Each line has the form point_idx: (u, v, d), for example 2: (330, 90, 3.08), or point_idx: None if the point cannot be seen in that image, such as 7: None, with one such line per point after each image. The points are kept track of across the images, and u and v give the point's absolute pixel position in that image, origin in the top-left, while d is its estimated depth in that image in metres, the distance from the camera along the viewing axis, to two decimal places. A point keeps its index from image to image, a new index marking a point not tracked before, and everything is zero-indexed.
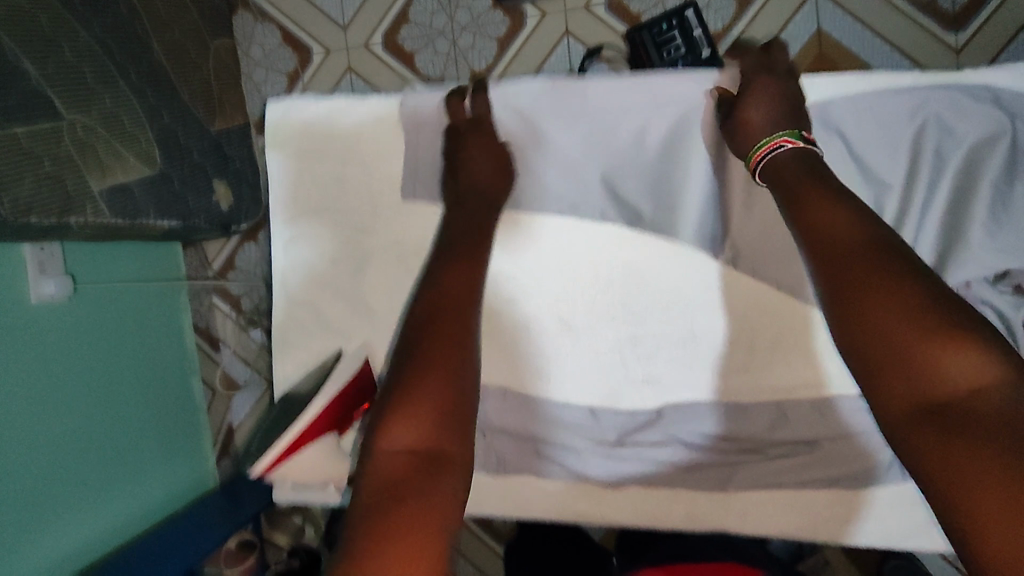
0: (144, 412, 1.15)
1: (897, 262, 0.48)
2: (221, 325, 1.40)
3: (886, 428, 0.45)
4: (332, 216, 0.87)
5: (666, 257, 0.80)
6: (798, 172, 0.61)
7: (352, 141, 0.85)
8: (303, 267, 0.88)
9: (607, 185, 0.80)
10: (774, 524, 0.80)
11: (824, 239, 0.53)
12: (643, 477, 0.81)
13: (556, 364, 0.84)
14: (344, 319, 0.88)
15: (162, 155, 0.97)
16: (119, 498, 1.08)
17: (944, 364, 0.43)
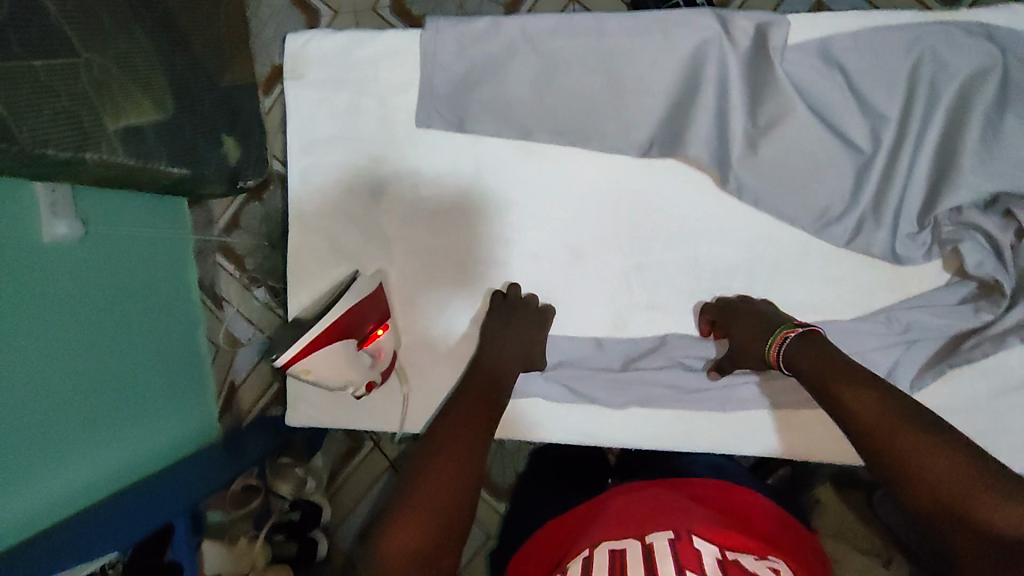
0: (153, 360, 1.17)
1: (917, 422, 0.56)
2: (225, 284, 1.38)
3: None
4: (347, 146, 0.89)
5: (675, 185, 0.84)
6: (816, 363, 0.67)
7: (369, 72, 0.87)
8: (319, 195, 0.91)
9: (619, 119, 0.81)
10: (771, 443, 0.85)
11: (865, 426, 0.59)
12: (647, 400, 0.86)
13: (563, 292, 0.87)
14: (358, 246, 0.90)
15: (173, 103, 1.00)
16: (129, 438, 1.08)
17: (989, 511, 0.48)
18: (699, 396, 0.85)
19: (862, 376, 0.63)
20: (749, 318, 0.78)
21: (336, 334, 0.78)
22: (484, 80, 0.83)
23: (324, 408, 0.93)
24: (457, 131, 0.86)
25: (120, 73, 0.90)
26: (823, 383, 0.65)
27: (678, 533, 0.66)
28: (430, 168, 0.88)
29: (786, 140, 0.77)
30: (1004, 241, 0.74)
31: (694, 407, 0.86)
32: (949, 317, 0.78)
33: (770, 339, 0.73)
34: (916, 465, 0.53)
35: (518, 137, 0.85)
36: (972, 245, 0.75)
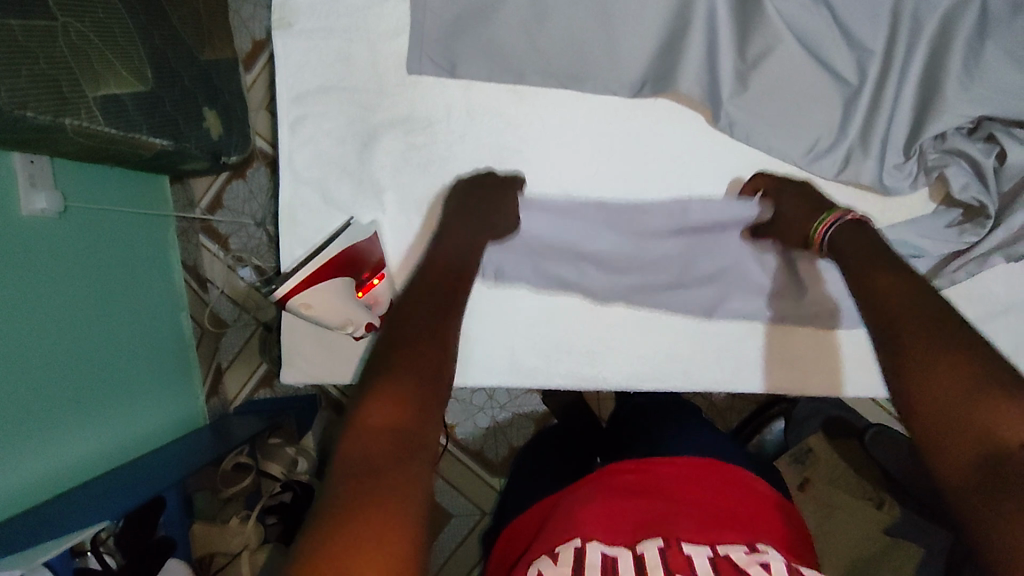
0: (137, 335, 1.14)
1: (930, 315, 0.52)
2: (210, 265, 1.36)
3: (951, 485, 0.46)
4: (339, 95, 0.89)
5: (671, 123, 0.86)
6: (867, 245, 0.63)
7: (361, 19, 0.88)
8: (310, 147, 0.90)
9: (609, 60, 0.82)
10: (767, 378, 0.91)
11: (882, 309, 0.56)
12: (647, 288, 0.89)
13: (562, 234, 0.87)
14: (351, 197, 0.90)
15: (153, 74, 0.97)
16: (113, 420, 1.05)
17: (993, 420, 0.45)
18: (674, 325, 0.90)
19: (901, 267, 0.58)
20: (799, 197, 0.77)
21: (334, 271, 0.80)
22: (473, 24, 0.82)
23: (319, 365, 0.92)
24: (448, 76, 0.86)
25: (99, 41, 0.87)
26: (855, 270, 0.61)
27: (669, 542, 0.61)
28: (423, 115, 0.88)
29: (774, 79, 0.79)
30: (988, 165, 0.78)
31: (672, 337, 0.91)
32: (937, 240, 0.82)
33: (825, 215, 0.70)
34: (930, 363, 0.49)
35: (511, 83, 0.85)
36: (958, 170, 0.79)
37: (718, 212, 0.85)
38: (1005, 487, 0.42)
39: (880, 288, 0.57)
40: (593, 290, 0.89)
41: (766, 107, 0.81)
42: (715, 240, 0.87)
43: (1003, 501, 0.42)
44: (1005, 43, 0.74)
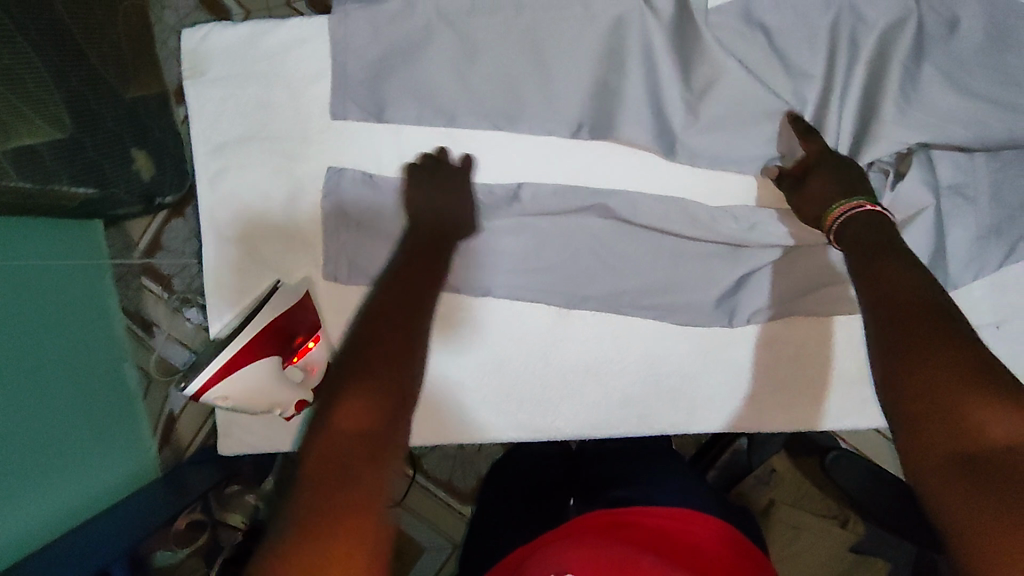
0: (93, 385, 1.05)
1: (927, 312, 0.51)
2: (152, 308, 1.18)
3: (919, 474, 0.46)
4: (261, 145, 0.83)
5: (614, 155, 0.81)
6: (870, 236, 0.61)
7: (278, 64, 0.82)
8: (232, 203, 0.84)
9: (546, 96, 0.78)
10: (732, 419, 0.85)
11: (886, 299, 0.54)
12: (499, 277, 0.82)
13: (497, 271, 0.82)
14: (280, 253, 0.85)
15: (72, 120, 0.87)
16: (55, 485, 0.92)
17: (984, 419, 0.44)
18: (637, 369, 0.84)
19: (905, 257, 0.57)
20: (833, 174, 0.69)
21: (252, 355, 0.73)
22: (403, 64, 0.78)
23: (259, 431, 0.86)
24: (375, 120, 0.81)
25: (6, 90, 0.75)
26: (866, 254, 0.59)
27: None
28: (353, 162, 0.83)
29: (715, 112, 0.77)
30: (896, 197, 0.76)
31: (633, 382, 0.85)
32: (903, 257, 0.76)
33: (837, 204, 0.66)
34: (928, 357, 0.48)
35: (441, 126, 0.81)
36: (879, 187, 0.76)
37: (560, 196, 0.81)
38: (974, 478, 0.43)
39: (879, 280, 0.56)
40: (544, 337, 0.84)
41: (706, 143, 0.78)
42: (561, 223, 0.82)
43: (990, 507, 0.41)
44: (938, 64, 0.74)
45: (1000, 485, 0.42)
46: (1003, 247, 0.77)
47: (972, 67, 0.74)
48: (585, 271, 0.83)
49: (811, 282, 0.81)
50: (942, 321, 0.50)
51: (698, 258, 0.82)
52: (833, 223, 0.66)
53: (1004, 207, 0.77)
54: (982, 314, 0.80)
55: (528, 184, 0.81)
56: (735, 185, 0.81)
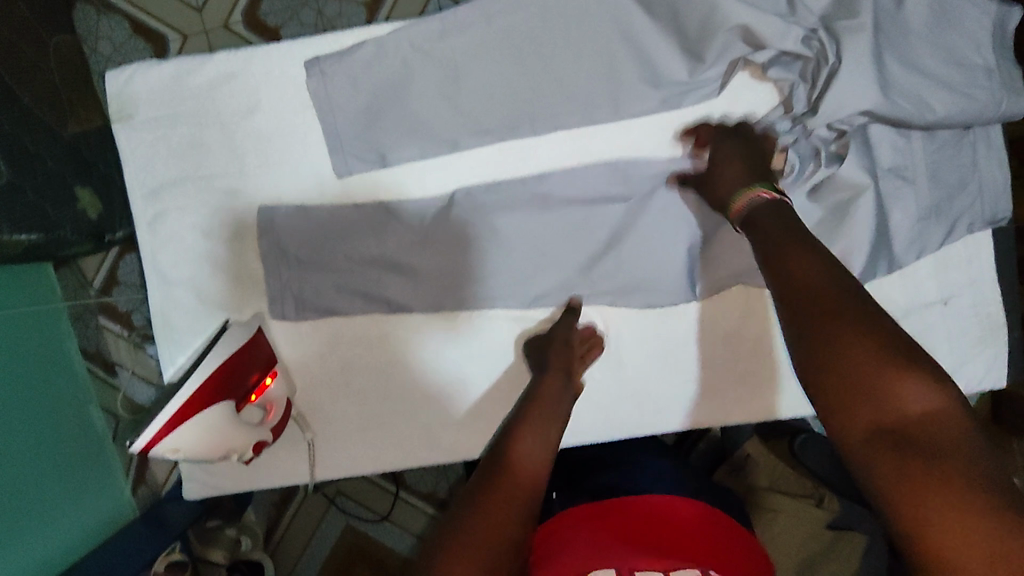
0: (64, 413, 0.99)
1: (833, 285, 0.50)
2: (114, 346, 1.13)
3: (850, 452, 0.46)
4: (198, 185, 0.82)
5: (561, 156, 0.81)
6: (774, 223, 0.58)
7: (208, 99, 0.80)
8: (175, 244, 0.83)
9: (480, 113, 0.79)
10: (694, 414, 0.86)
11: (787, 280, 0.52)
12: (456, 291, 0.82)
13: (446, 294, 0.82)
14: (226, 291, 0.83)
15: (8, 164, 0.82)
16: (26, 538, 0.85)
17: (902, 395, 0.44)
18: (604, 378, 0.85)
19: (802, 237, 0.55)
20: (744, 148, 0.71)
21: (207, 399, 0.70)
22: (335, 92, 0.78)
23: (223, 472, 0.85)
24: (313, 150, 0.81)
25: None
26: (767, 236, 0.57)
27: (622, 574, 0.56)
28: (293, 196, 0.82)
29: (640, 115, 0.79)
30: (807, 183, 0.77)
31: (595, 389, 0.85)
32: (846, 242, 0.76)
33: (742, 190, 0.64)
34: (836, 328, 0.48)
35: (376, 163, 0.80)
36: (805, 156, 0.76)
37: (509, 209, 0.80)
38: (906, 452, 0.43)
39: (782, 263, 0.54)
40: (508, 354, 0.84)
41: (636, 147, 0.81)
42: (512, 234, 0.80)
43: (933, 487, 0.41)
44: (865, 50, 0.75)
45: (932, 462, 0.42)
46: (951, 221, 0.77)
47: (902, 50, 0.73)
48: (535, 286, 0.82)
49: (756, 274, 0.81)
50: (844, 295, 0.49)
51: (655, 264, 0.81)
52: (737, 214, 0.64)
53: (942, 187, 0.76)
54: (930, 293, 0.79)
55: (472, 191, 0.81)
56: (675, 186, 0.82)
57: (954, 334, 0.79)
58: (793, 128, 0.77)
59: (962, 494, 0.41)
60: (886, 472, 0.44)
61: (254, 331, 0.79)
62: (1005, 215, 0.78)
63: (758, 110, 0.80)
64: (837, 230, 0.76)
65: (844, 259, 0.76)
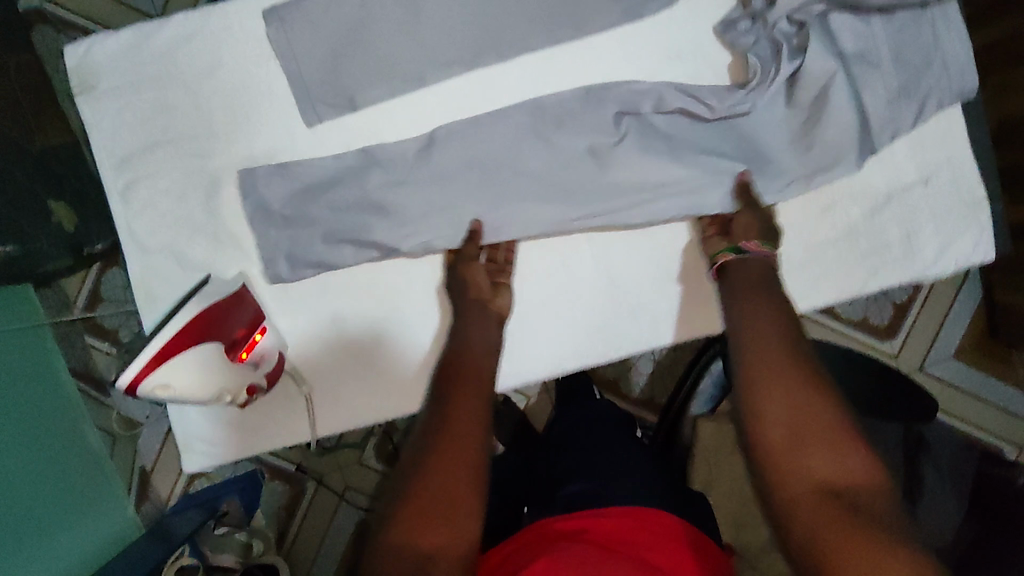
0: (65, 455, 0.97)
1: (797, 367, 0.63)
2: (105, 365, 1.12)
3: (788, 506, 0.56)
4: (166, 150, 0.81)
5: (529, 81, 0.80)
6: (756, 284, 0.73)
7: (170, 63, 0.80)
8: (148, 211, 0.81)
9: (443, 44, 0.79)
10: (692, 326, 0.84)
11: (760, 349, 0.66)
12: (439, 223, 0.79)
13: (436, 234, 0.80)
14: (206, 253, 0.82)
15: None
16: (34, 536, 0.83)
17: (843, 463, 0.56)
18: (597, 303, 0.83)
19: (780, 319, 0.69)
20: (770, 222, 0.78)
21: (190, 339, 0.70)
22: (298, 38, 0.78)
23: (222, 438, 0.83)
24: (280, 100, 0.80)
25: None
26: (754, 303, 0.71)
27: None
28: (264, 150, 0.81)
29: (603, 32, 0.80)
30: (767, 87, 0.78)
31: (591, 311, 0.83)
32: (832, 143, 0.77)
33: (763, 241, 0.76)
34: (799, 399, 0.60)
35: (345, 107, 0.80)
36: (766, 54, 0.78)
37: (483, 138, 0.79)
38: (836, 502, 0.53)
39: (757, 335, 0.68)
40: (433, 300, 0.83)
41: (604, 63, 0.80)
42: (488, 163, 0.80)
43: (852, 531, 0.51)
44: None
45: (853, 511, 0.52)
46: (921, 100, 0.77)
47: None
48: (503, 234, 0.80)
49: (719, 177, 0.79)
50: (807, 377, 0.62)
51: (645, 185, 0.79)
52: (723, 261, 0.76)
53: (907, 67, 0.77)
54: (908, 175, 0.80)
55: (444, 124, 0.80)
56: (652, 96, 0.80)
57: (937, 214, 0.80)
58: (753, 26, 0.79)
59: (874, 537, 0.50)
60: (812, 522, 0.53)
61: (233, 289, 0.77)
62: (973, 89, 0.78)
63: (718, 15, 0.81)
64: (820, 136, 0.77)
65: (833, 162, 0.78)
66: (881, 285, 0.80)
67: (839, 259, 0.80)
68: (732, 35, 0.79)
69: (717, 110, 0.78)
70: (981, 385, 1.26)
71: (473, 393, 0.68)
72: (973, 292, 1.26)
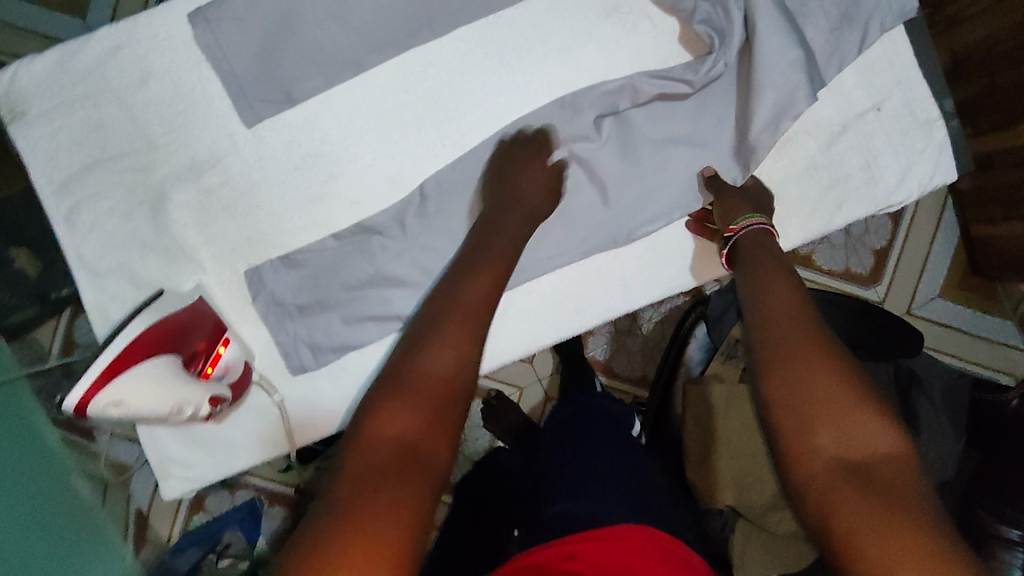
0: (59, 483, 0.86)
1: (815, 332, 0.57)
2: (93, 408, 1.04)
3: (806, 486, 0.50)
4: (107, 168, 0.78)
5: (467, 55, 0.79)
6: (762, 255, 0.68)
7: (99, 78, 0.77)
8: (95, 233, 0.79)
9: (373, 31, 0.77)
10: (667, 282, 0.81)
11: (768, 313, 0.60)
12: (396, 210, 0.78)
13: (431, 241, 0.78)
14: (160, 270, 0.79)
15: None
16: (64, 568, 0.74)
17: (871, 438, 0.50)
18: (566, 272, 0.80)
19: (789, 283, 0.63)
20: (748, 201, 0.76)
21: (142, 352, 0.67)
22: (225, 37, 0.76)
23: (201, 459, 0.80)
24: (217, 105, 0.78)
25: None
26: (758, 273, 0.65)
27: None
28: (206, 155, 0.78)
29: None
30: (732, 46, 0.75)
31: (563, 280, 0.81)
32: (781, 86, 0.74)
33: (744, 216, 0.73)
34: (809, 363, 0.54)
35: (283, 102, 0.78)
36: (713, 15, 0.76)
37: (427, 119, 0.79)
38: (863, 482, 0.48)
39: (766, 301, 0.61)
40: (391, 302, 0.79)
41: (542, 27, 0.79)
42: (431, 143, 0.80)
43: (880, 510, 0.46)
44: None
45: (881, 489, 0.47)
46: (863, 24, 0.76)
47: None
48: (506, 207, 0.74)
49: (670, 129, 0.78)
50: (823, 340, 0.56)
51: (599, 149, 0.78)
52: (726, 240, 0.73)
53: None
54: (860, 103, 0.79)
55: (386, 109, 0.79)
56: (593, 55, 0.79)
57: (894, 139, 0.79)
58: None
59: (910, 519, 0.45)
60: (836, 503, 0.48)
61: (186, 303, 0.73)
62: (914, 8, 0.77)
63: None
64: (775, 75, 0.74)
65: (787, 105, 0.74)
66: (848, 218, 0.80)
67: (803, 197, 0.79)
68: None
69: (696, 83, 0.76)
70: (970, 321, 1.25)
71: (466, 316, 0.57)
72: (951, 229, 1.24)
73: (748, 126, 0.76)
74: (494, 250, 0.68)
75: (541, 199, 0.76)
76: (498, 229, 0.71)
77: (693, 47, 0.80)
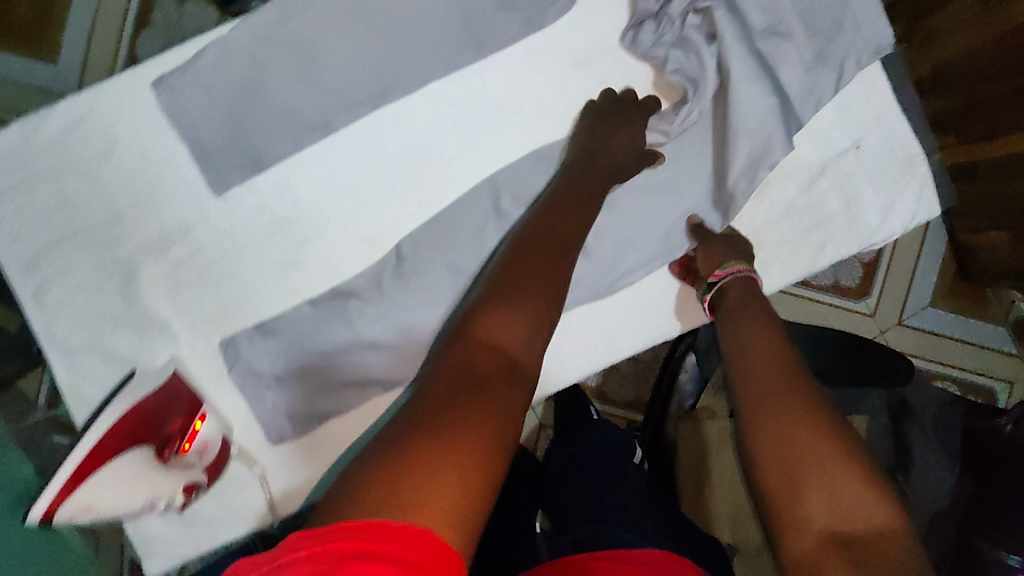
0: None
1: (804, 391, 0.56)
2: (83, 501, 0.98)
3: (794, 559, 0.48)
4: (74, 245, 0.75)
5: (438, 112, 0.78)
6: (749, 306, 0.68)
7: (60, 152, 0.74)
8: (65, 311, 0.76)
9: (341, 92, 0.75)
10: (651, 330, 0.80)
11: (756, 369, 0.59)
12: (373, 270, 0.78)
13: (410, 302, 0.77)
14: (135, 346, 0.77)
15: None
16: None
17: (863, 509, 0.48)
18: None
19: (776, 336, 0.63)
20: (728, 247, 0.74)
21: (113, 448, 0.64)
22: (189, 105, 0.73)
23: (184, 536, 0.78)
24: (186, 175, 0.76)
25: None
26: (744, 326, 0.65)
27: None
28: (177, 226, 0.76)
29: (501, 45, 0.77)
30: (706, 94, 0.74)
31: None
32: (755, 136, 0.73)
33: (728, 262, 0.72)
34: (796, 424, 0.53)
35: (252, 167, 0.76)
36: (686, 63, 0.75)
37: (400, 179, 0.78)
38: (854, 557, 0.46)
39: (753, 356, 0.61)
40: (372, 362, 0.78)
41: (513, 81, 0.78)
42: (406, 202, 0.78)
43: None
44: None
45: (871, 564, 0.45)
46: (840, 64, 0.75)
47: None
48: (587, 163, 0.73)
49: (648, 178, 0.77)
50: (811, 399, 0.55)
51: None
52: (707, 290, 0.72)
53: (820, 34, 0.74)
54: (839, 142, 0.77)
55: (358, 171, 0.78)
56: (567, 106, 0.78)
57: (874, 176, 0.78)
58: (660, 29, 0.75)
59: None
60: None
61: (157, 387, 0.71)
62: (889, 45, 0.75)
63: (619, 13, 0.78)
64: (747, 124, 0.73)
65: (763, 154, 0.74)
66: (832, 258, 0.78)
67: (786, 239, 0.78)
68: (642, 48, 0.76)
69: (672, 133, 0.76)
70: (960, 330, 1.24)
71: (542, 269, 0.64)
72: (938, 240, 1.23)
73: (725, 173, 0.75)
74: (570, 200, 0.71)
75: (624, 140, 0.74)
76: (573, 175, 0.73)
77: (667, 94, 0.79)
